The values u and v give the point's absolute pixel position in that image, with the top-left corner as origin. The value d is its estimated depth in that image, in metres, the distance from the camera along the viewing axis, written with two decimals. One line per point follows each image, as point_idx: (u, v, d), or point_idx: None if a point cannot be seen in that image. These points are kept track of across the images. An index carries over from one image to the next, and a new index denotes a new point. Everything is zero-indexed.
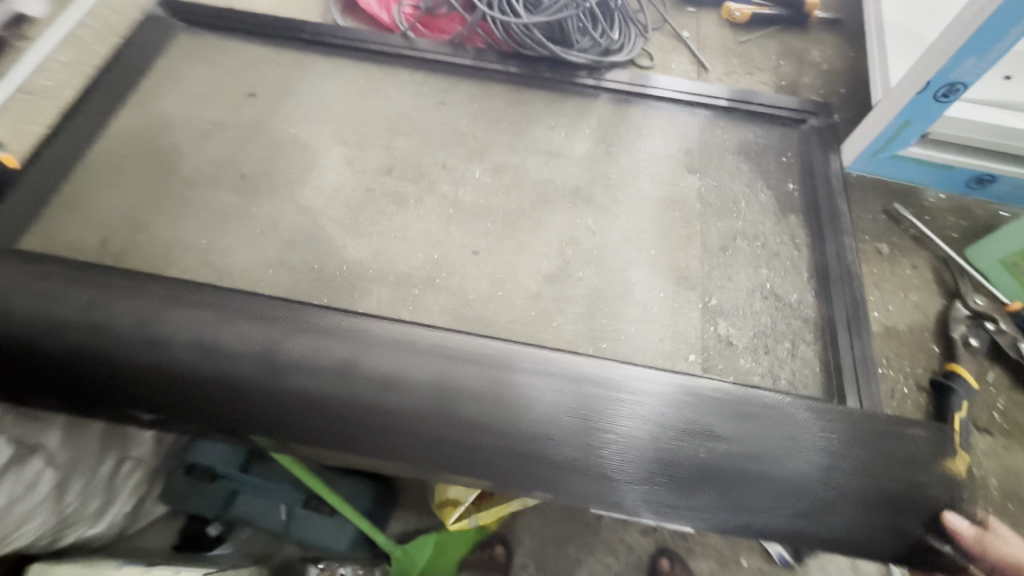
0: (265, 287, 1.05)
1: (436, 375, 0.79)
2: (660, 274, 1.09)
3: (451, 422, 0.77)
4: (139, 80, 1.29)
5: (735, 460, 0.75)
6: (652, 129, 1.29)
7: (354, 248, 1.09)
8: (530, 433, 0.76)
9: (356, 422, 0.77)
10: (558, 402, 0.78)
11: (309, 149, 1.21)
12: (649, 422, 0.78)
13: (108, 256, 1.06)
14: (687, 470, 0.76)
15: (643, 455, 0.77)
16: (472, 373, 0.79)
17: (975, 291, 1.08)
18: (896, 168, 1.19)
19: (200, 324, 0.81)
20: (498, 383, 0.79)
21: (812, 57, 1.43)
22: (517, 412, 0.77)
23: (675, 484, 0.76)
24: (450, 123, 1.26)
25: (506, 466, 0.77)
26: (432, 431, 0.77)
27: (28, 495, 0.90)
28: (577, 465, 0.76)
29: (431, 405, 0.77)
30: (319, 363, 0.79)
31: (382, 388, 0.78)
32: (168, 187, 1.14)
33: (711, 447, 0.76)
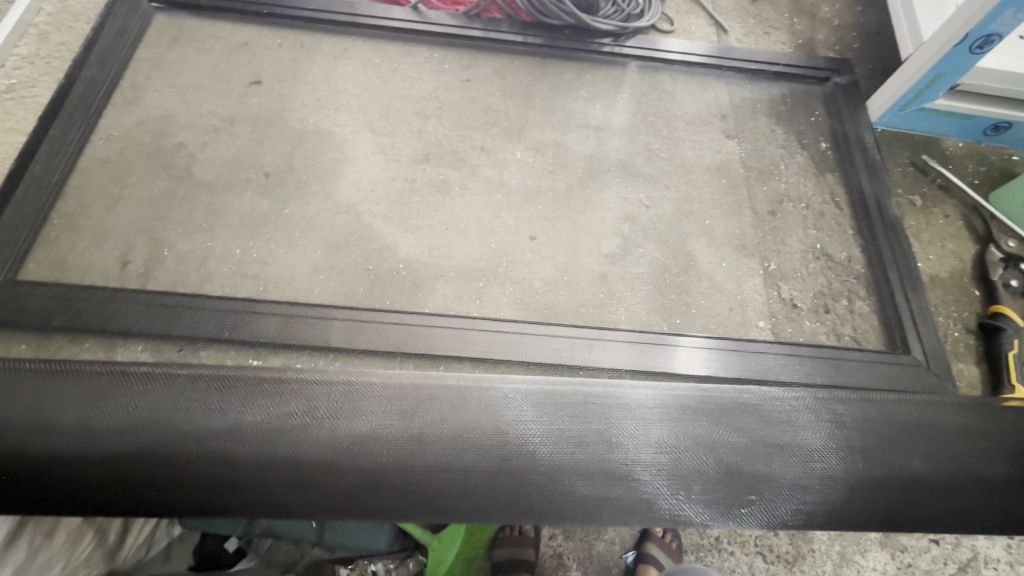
0: (318, 295, 0.97)
1: (396, 411, 0.61)
2: (717, 244, 1.10)
3: (429, 462, 0.60)
4: (118, 71, 1.12)
5: (767, 458, 0.63)
6: (683, 96, 1.27)
7: (407, 243, 1.03)
8: (528, 460, 0.61)
9: (316, 480, 0.58)
10: (551, 419, 0.63)
11: (335, 140, 1.11)
12: (662, 432, 0.63)
13: (132, 279, 0.95)
14: (720, 476, 0.62)
15: (668, 469, 0.61)
16: (441, 403, 0.63)
17: (1003, 234, 1.15)
18: (921, 121, 1.24)
19: (132, 402, 0.59)
20: (472, 407, 0.63)
21: (823, 12, 1.43)
22: (508, 439, 0.61)
23: (711, 495, 0.61)
24: (480, 102, 1.19)
25: (508, 501, 0.60)
26: (411, 475, 0.59)
27: (44, 546, 0.81)
28: (594, 492, 0.60)
29: (401, 445, 0.60)
30: (254, 420, 0.59)
31: (328, 435, 0.59)
32: (184, 195, 1.03)
33: (736, 446, 0.63)
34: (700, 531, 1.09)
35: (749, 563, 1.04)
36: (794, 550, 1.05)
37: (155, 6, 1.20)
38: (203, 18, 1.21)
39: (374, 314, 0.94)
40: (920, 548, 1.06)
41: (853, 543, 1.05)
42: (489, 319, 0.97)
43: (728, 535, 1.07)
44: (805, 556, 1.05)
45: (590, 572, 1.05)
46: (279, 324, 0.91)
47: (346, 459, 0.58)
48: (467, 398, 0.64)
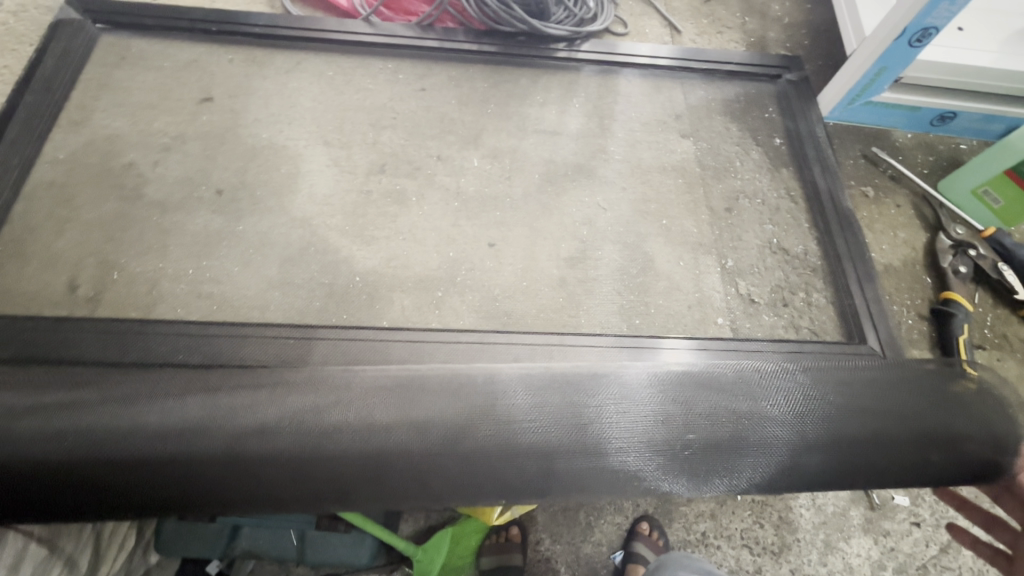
0: (275, 311, 0.96)
1: (372, 401, 0.55)
2: (676, 243, 1.11)
3: (404, 452, 0.53)
4: (63, 93, 1.10)
5: (745, 427, 0.57)
6: (639, 97, 1.28)
7: (366, 254, 1.02)
8: (499, 442, 0.54)
9: (258, 474, 0.52)
10: (522, 396, 0.57)
11: (290, 154, 1.11)
12: (650, 403, 0.58)
13: (82, 304, 0.93)
14: (701, 448, 0.56)
15: (660, 441, 0.56)
16: (421, 389, 0.57)
17: (953, 222, 1.18)
18: (869, 114, 1.27)
19: (30, 410, 0.53)
20: (447, 391, 0.57)
21: (773, 11, 1.46)
22: (488, 421, 0.55)
23: (692, 467, 0.56)
24: (436, 111, 1.20)
25: (473, 486, 0.54)
26: (384, 467, 0.53)
27: None
28: (564, 470, 0.55)
29: (377, 435, 0.53)
30: (178, 417, 0.53)
31: (297, 428, 0.53)
32: (135, 216, 1.01)
33: (714, 415, 0.57)
34: (687, 526, 1.08)
35: (734, 555, 1.05)
36: (779, 540, 1.06)
37: (100, 26, 1.18)
38: (152, 37, 1.19)
39: (331, 327, 0.93)
40: (902, 532, 1.07)
41: (837, 531, 1.07)
42: (451, 328, 0.96)
43: (713, 530, 1.07)
44: (791, 546, 1.06)
45: (578, 573, 1.05)
46: (230, 344, 0.89)
47: (296, 454, 0.52)
48: (451, 383, 0.58)
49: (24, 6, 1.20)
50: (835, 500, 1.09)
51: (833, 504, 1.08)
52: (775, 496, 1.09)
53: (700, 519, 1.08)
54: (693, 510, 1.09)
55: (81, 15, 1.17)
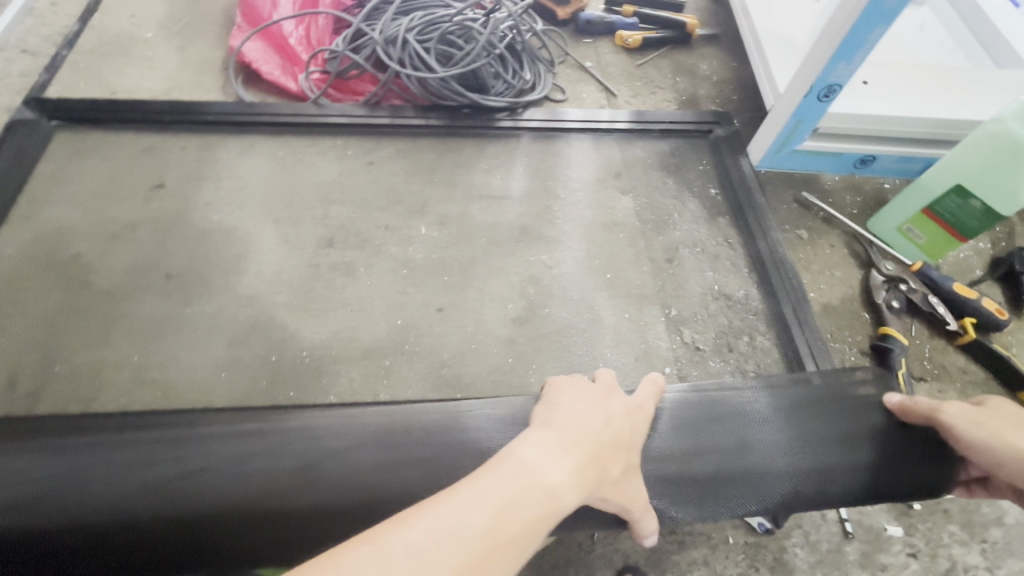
0: (219, 395, 0.95)
1: (432, 507, 0.53)
2: (620, 296, 1.14)
3: (471, 564, 0.50)
4: (18, 189, 1.14)
5: (735, 458, 0.74)
6: (578, 157, 1.35)
7: (313, 328, 1.04)
8: (547, 517, 0.57)
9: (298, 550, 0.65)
10: (557, 460, 0.61)
11: (238, 234, 1.13)
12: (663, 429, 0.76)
13: (21, 399, 0.92)
14: (702, 476, 0.73)
15: (673, 473, 0.73)
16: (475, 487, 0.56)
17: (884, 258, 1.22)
18: (798, 162, 1.34)
19: (186, 468, 0.66)
20: (494, 477, 0.58)
21: (702, 71, 1.57)
22: (533, 503, 0.56)
23: (693, 491, 0.74)
24: (384, 183, 1.25)
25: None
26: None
27: None
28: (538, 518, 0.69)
29: (443, 548, 0.50)
30: (288, 465, 0.67)
31: (363, 547, 0.48)
32: (79, 306, 1.02)
33: (717, 451, 0.75)
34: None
35: None
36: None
37: (55, 122, 1.23)
38: (106, 129, 1.24)
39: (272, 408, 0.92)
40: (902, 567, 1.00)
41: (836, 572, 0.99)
42: (397, 400, 0.96)
43: None
44: None
45: None
46: None
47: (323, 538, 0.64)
48: (494, 474, 0.58)
49: None
50: (829, 537, 1.02)
51: (828, 541, 1.01)
52: (769, 536, 1.01)
53: (694, 568, 0.98)
54: (686, 559, 0.99)
55: (39, 115, 1.23)
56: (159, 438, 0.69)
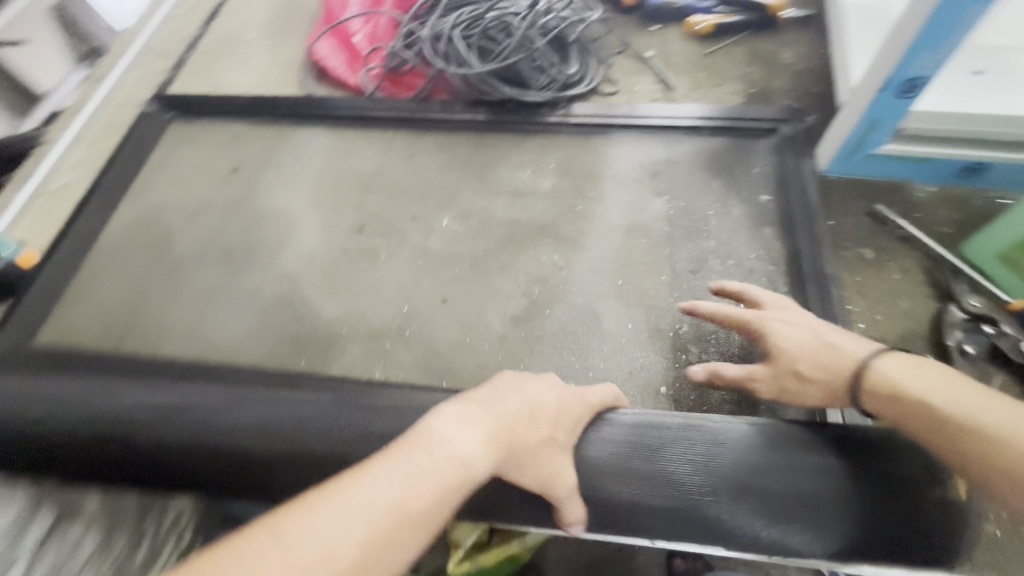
0: (246, 356, 1.10)
1: (339, 491, 0.55)
2: (628, 305, 1.08)
3: (379, 539, 0.54)
4: (137, 169, 1.40)
5: (750, 483, 0.71)
6: (616, 154, 1.29)
7: (331, 306, 1.15)
8: (455, 489, 0.59)
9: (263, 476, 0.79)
10: (472, 435, 0.62)
11: (288, 216, 1.28)
12: (687, 442, 0.76)
13: (111, 338, 1.15)
14: (711, 495, 0.71)
15: (677, 488, 0.72)
16: (386, 472, 0.57)
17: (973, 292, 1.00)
18: (879, 168, 1.14)
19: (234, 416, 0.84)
20: (404, 457, 0.59)
21: (783, 59, 1.39)
22: (442, 481, 0.58)
23: (702, 508, 0.72)
24: (419, 174, 1.31)
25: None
26: (365, 565, 0.52)
27: None
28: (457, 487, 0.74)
29: (347, 528, 0.53)
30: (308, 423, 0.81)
31: (267, 537, 0.51)
32: (163, 268, 1.24)
33: (733, 474, 0.72)
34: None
35: None
36: None
37: (171, 114, 1.49)
38: (206, 120, 1.48)
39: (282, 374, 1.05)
40: None
41: None
42: (387, 382, 1.03)
43: None
44: None
45: None
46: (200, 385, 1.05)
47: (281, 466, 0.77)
48: (401, 459, 0.59)
49: (124, 101, 1.55)
50: None
51: None
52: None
53: None
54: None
55: (161, 109, 1.50)
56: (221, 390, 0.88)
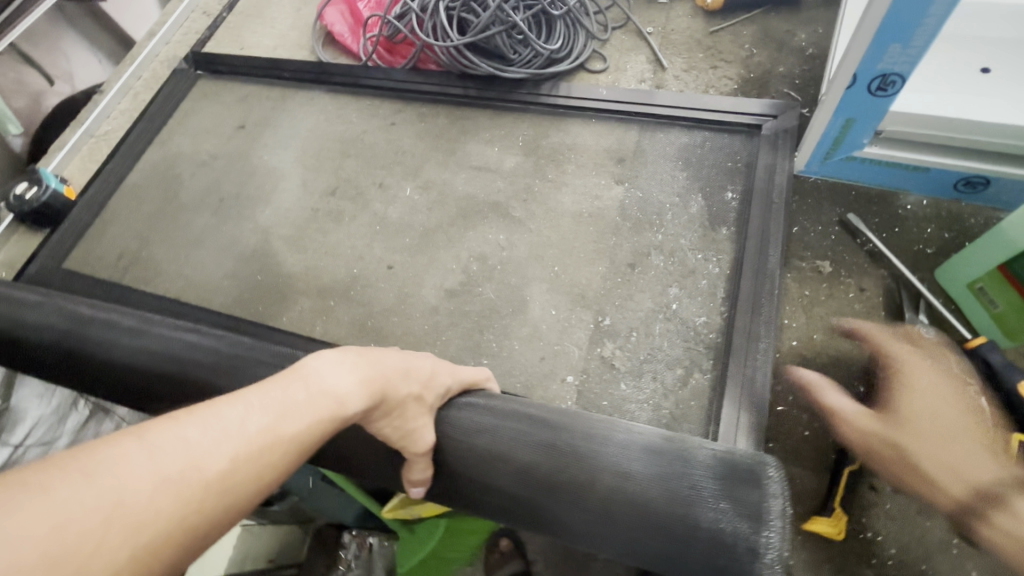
0: (217, 297, 1.24)
1: (209, 403, 0.45)
2: (557, 291, 1.08)
3: (253, 457, 0.44)
4: (164, 120, 1.57)
5: (665, 493, 0.57)
6: (587, 135, 1.25)
7: (293, 261, 1.25)
8: (332, 422, 0.51)
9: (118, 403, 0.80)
10: (355, 371, 0.54)
11: (275, 174, 1.39)
12: (596, 435, 0.63)
13: (119, 267, 1.34)
14: (615, 496, 0.59)
15: (572, 482, 0.60)
16: (258, 393, 0.48)
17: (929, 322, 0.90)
18: (863, 172, 1.02)
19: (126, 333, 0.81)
20: (278, 383, 0.50)
21: (795, 41, 1.25)
22: (318, 416, 0.49)
23: (602, 510, 0.59)
24: (395, 143, 1.36)
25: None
26: (236, 483, 0.43)
27: None
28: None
29: (216, 439, 0.43)
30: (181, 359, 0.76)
31: (128, 441, 0.41)
32: (168, 211, 1.40)
33: (645, 476, 0.59)
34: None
35: None
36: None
37: (199, 72, 1.64)
38: (227, 79, 1.61)
39: (239, 319, 1.18)
40: None
41: None
42: (323, 337, 1.12)
43: None
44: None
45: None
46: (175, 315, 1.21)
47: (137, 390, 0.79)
48: (274, 386, 0.50)
49: (164, 56, 1.72)
50: None
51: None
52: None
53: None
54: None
55: (191, 66, 1.65)
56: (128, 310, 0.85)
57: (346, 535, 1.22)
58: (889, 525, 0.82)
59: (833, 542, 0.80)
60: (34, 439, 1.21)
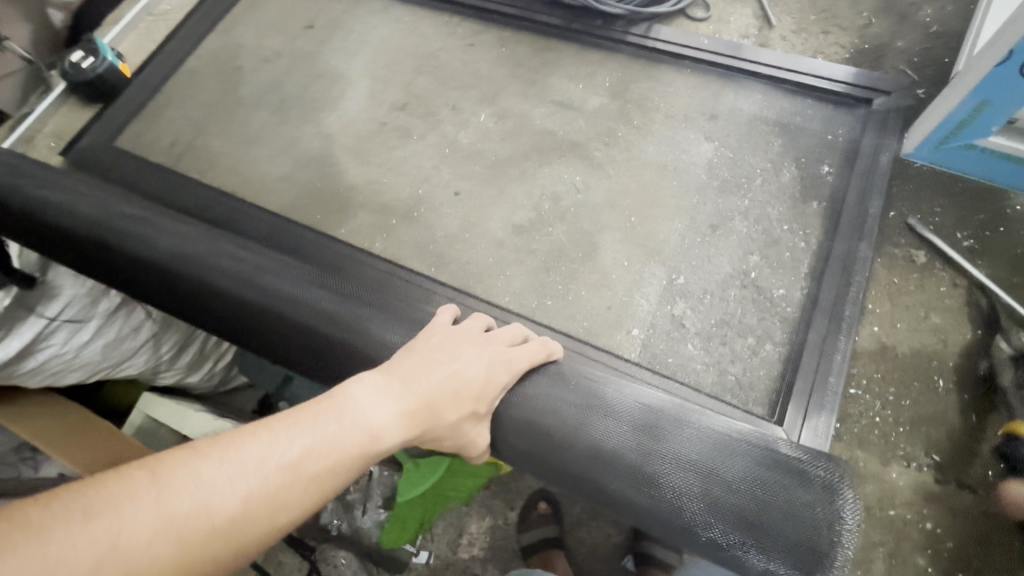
0: (272, 200, 1.20)
1: (236, 438, 0.44)
2: (631, 242, 1.04)
3: (269, 495, 0.43)
4: (228, 7, 1.48)
5: (746, 501, 0.55)
6: (679, 86, 1.18)
7: (355, 174, 1.20)
8: (360, 460, 0.49)
9: (189, 285, 0.78)
10: (389, 403, 0.52)
11: (341, 82, 1.33)
12: (675, 431, 0.60)
13: (173, 155, 1.29)
14: (695, 497, 0.56)
15: (649, 479, 0.57)
16: (289, 424, 0.47)
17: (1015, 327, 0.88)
18: (977, 163, 0.96)
19: (160, 231, 0.82)
20: (310, 414, 0.49)
21: (920, 16, 1.16)
22: (344, 448, 0.48)
23: (677, 508, 0.56)
24: (473, 66, 1.29)
25: (291, 344, 0.74)
26: (246, 525, 0.42)
27: (132, 337, 1.04)
28: (371, 341, 0.70)
29: (232, 479, 0.42)
30: (220, 265, 0.79)
31: (139, 477, 0.40)
32: (227, 105, 1.35)
33: (728, 481, 0.56)
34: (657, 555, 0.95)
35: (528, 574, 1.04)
36: None
37: None
38: None
39: (296, 224, 1.14)
40: None
41: None
42: (382, 255, 1.09)
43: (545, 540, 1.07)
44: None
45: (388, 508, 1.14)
46: (230, 211, 1.18)
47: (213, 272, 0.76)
48: (308, 412, 0.48)
49: None
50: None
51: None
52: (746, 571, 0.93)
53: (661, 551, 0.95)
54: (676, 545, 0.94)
55: None
56: (158, 216, 0.86)
57: None
58: (952, 520, 0.79)
59: (890, 527, 0.80)
60: (69, 317, 0.96)
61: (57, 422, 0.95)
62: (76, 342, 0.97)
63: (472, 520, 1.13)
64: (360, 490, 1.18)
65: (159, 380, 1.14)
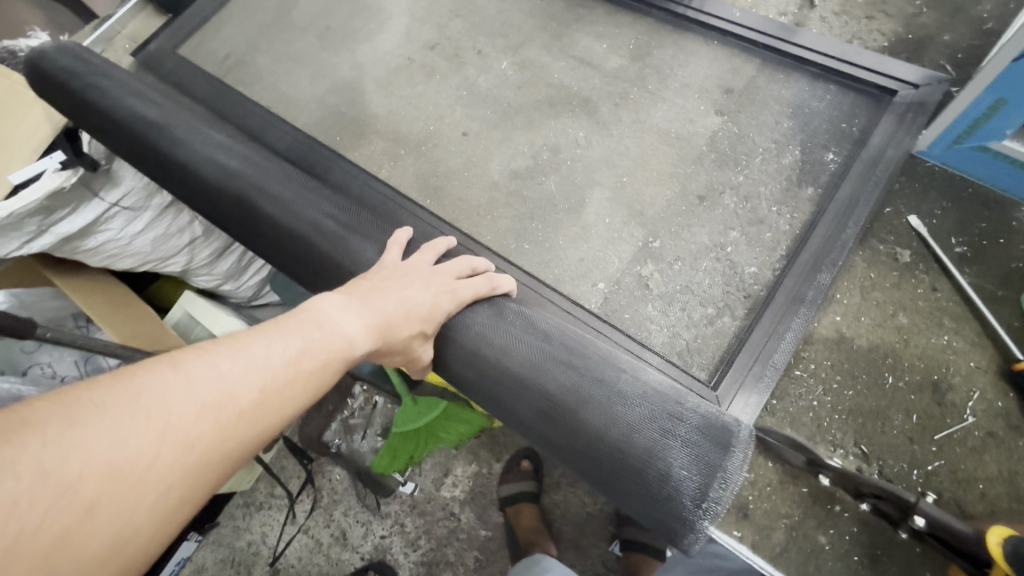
0: (301, 118, 1.30)
1: (237, 339, 0.46)
2: (617, 202, 1.07)
3: (278, 388, 0.45)
4: None
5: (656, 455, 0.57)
6: (702, 57, 1.17)
7: (378, 104, 1.28)
8: (341, 364, 0.51)
9: (194, 168, 0.86)
10: (361, 316, 0.54)
11: (382, 16, 1.39)
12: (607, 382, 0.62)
13: (224, 67, 1.41)
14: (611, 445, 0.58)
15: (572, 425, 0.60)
16: (279, 329, 0.48)
17: (981, 339, 0.86)
18: (990, 168, 0.92)
19: (180, 123, 0.90)
20: (294, 323, 0.50)
21: (976, 10, 1.09)
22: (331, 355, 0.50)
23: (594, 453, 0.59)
24: (505, 14, 1.32)
25: (270, 231, 0.82)
26: (268, 409, 0.44)
27: (178, 236, 1.13)
28: (339, 241, 0.77)
29: (246, 370, 0.44)
30: (220, 158, 0.85)
31: (164, 369, 0.41)
32: (278, 27, 1.45)
33: (643, 435, 0.58)
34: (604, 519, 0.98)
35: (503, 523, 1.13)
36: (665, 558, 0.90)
37: None
38: None
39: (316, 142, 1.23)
40: None
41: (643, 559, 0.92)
42: (384, 180, 1.17)
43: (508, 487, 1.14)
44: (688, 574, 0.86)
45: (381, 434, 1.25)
46: (261, 122, 1.28)
47: (220, 160, 0.86)
48: (293, 323, 0.50)
49: None
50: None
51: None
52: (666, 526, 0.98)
53: None
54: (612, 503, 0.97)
55: None
56: (184, 112, 0.92)
57: (356, 386, 1.29)
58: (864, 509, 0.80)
59: (801, 502, 0.82)
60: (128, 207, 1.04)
61: (98, 289, 1.09)
62: (132, 230, 1.06)
63: (459, 464, 1.21)
64: (362, 417, 1.28)
65: (194, 280, 1.24)
